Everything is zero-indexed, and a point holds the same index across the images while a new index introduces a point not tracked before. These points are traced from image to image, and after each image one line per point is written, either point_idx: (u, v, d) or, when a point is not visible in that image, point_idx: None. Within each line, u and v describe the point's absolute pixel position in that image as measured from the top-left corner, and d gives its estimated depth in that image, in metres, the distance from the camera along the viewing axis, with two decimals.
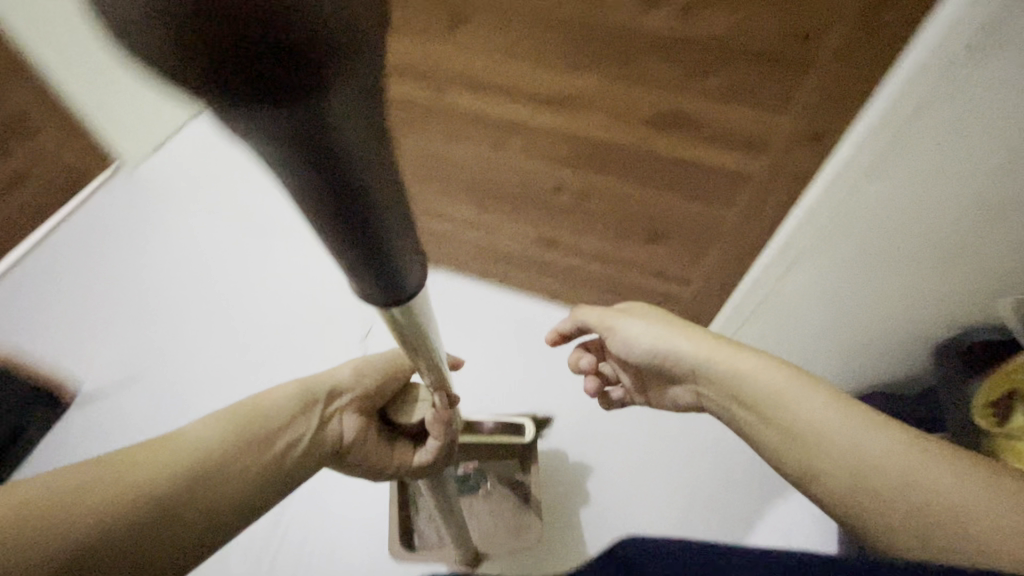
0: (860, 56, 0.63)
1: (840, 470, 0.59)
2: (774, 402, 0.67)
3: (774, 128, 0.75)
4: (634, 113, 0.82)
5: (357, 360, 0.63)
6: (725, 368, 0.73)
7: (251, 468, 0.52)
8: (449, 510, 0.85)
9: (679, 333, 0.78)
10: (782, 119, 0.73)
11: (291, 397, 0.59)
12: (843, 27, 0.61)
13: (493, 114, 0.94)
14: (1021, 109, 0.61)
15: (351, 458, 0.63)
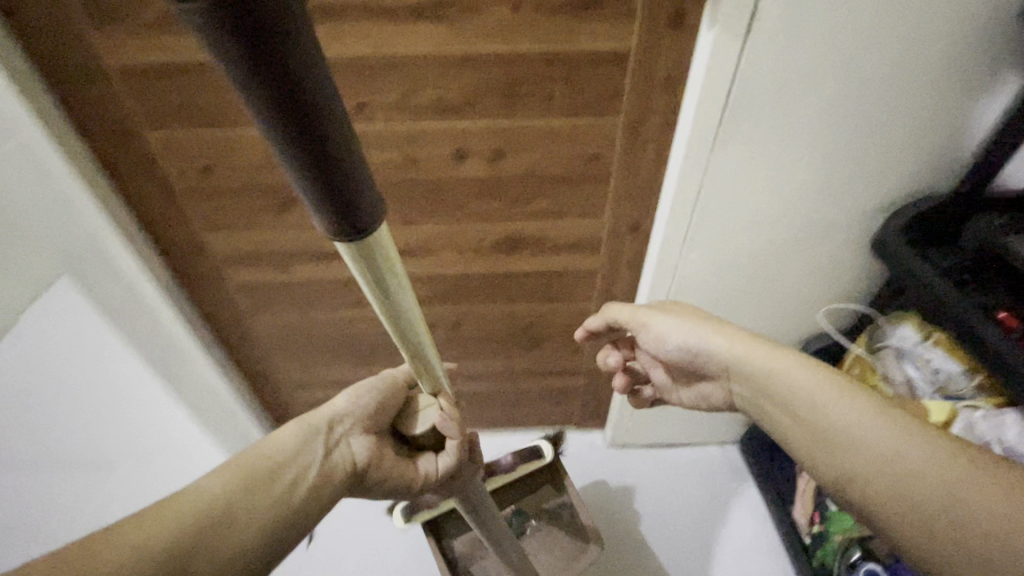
0: (639, 164, 0.77)
1: (874, 480, 0.49)
2: (807, 407, 0.57)
3: (600, 230, 0.87)
4: (481, 246, 0.89)
5: (355, 385, 0.61)
6: (758, 368, 0.62)
7: (265, 505, 0.50)
8: (493, 530, 0.82)
9: (708, 331, 0.67)
10: (599, 219, 0.85)
11: (292, 435, 0.56)
12: (618, 144, 0.75)
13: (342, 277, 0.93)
14: (767, 174, 0.74)
15: (370, 481, 0.60)
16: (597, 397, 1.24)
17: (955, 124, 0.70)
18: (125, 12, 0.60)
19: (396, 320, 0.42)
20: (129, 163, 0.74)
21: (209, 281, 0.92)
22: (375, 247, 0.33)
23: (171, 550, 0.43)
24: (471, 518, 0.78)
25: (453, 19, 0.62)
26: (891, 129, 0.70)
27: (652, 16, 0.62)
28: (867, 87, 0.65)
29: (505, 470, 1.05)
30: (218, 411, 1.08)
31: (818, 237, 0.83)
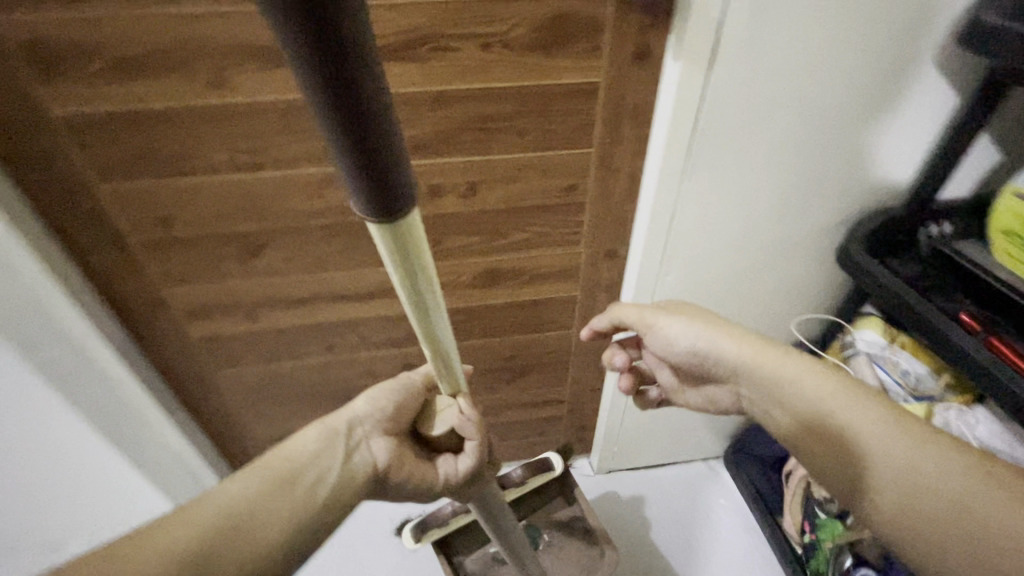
0: (612, 192, 0.78)
1: (890, 488, 0.51)
2: (825, 411, 0.59)
3: (577, 259, 0.88)
4: (458, 281, 0.87)
5: (372, 390, 0.61)
6: (772, 368, 0.64)
7: (289, 506, 0.51)
8: (510, 539, 0.79)
9: (722, 334, 0.68)
10: (574, 248, 0.86)
11: (314, 438, 0.57)
12: (590, 174, 0.76)
13: (317, 323, 0.89)
14: (734, 199, 0.77)
15: (391, 483, 0.61)
16: (583, 424, 1.23)
17: (907, 133, 0.74)
18: (75, 62, 0.57)
19: (422, 312, 0.41)
20: (78, 218, 0.69)
21: (168, 339, 0.86)
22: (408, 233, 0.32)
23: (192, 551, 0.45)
24: (487, 526, 0.75)
25: (425, 59, 0.62)
26: (844, 150, 0.74)
27: (617, 52, 0.64)
28: (823, 103, 0.68)
29: (514, 483, 1.06)
30: (182, 473, 1.00)
31: (785, 254, 0.87)
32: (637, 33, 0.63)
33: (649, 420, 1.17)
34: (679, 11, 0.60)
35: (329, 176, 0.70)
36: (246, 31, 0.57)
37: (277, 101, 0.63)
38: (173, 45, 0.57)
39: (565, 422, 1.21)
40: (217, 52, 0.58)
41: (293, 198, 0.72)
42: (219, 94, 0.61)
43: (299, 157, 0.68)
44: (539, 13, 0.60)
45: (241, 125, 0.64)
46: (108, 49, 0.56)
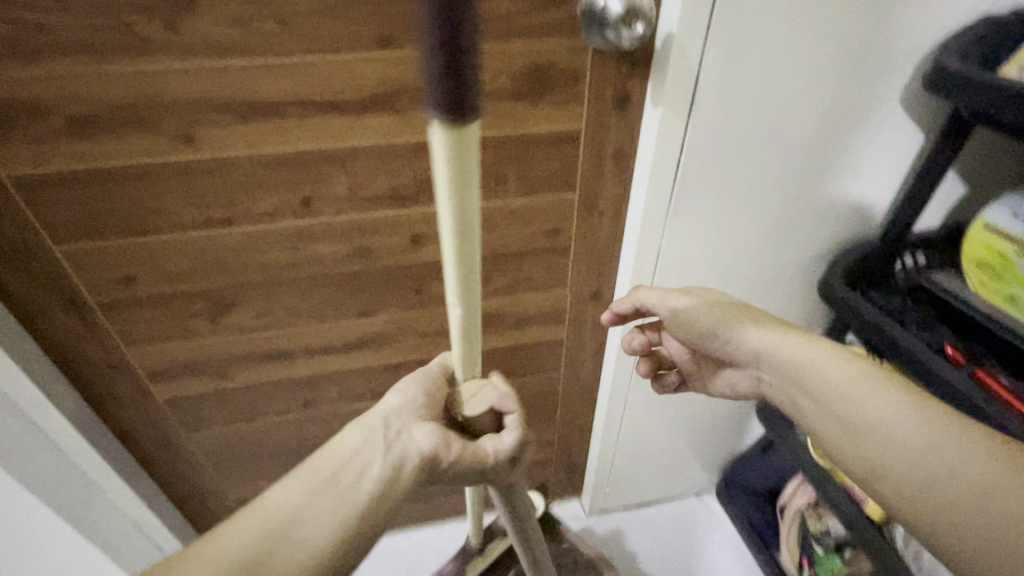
0: (597, 235, 0.78)
1: (911, 479, 0.49)
2: (844, 398, 0.55)
3: (563, 301, 0.86)
4: (443, 329, 0.84)
5: (397, 387, 0.59)
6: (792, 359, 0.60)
7: (331, 508, 0.47)
8: (528, 538, 0.76)
9: (748, 323, 0.64)
10: (561, 290, 0.84)
11: (353, 438, 0.52)
12: (574, 218, 0.75)
13: (292, 377, 0.84)
14: (716, 237, 0.77)
15: (443, 471, 0.54)
16: (572, 465, 1.19)
17: (880, 164, 0.75)
18: (29, 122, 0.53)
19: (462, 259, 0.41)
20: (30, 279, 0.64)
21: (131, 402, 0.80)
22: (470, 148, 0.32)
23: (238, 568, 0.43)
24: (507, 518, 0.73)
25: (404, 110, 0.60)
26: (820, 188, 0.75)
27: (598, 100, 0.64)
28: (801, 134, 0.69)
29: (501, 532, 1.01)
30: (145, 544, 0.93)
31: (767, 288, 0.87)
32: (616, 82, 0.63)
33: (638, 458, 1.14)
34: (656, 61, 0.61)
35: (302, 228, 0.68)
36: (216, 87, 0.55)
37: (248, 156, 0.60)
38: (137, 102, 0.54)
39: (553, 464, 1.18)
40: (183, 109, 0.56)
41: (265, 251, 0.68)
42: (186, 151, 0.58)
43: (271, 210, 0.65)
44: (518, 62, 0.60)
45: (210, 180, 0.61)
46: (65, 107, 0.53)
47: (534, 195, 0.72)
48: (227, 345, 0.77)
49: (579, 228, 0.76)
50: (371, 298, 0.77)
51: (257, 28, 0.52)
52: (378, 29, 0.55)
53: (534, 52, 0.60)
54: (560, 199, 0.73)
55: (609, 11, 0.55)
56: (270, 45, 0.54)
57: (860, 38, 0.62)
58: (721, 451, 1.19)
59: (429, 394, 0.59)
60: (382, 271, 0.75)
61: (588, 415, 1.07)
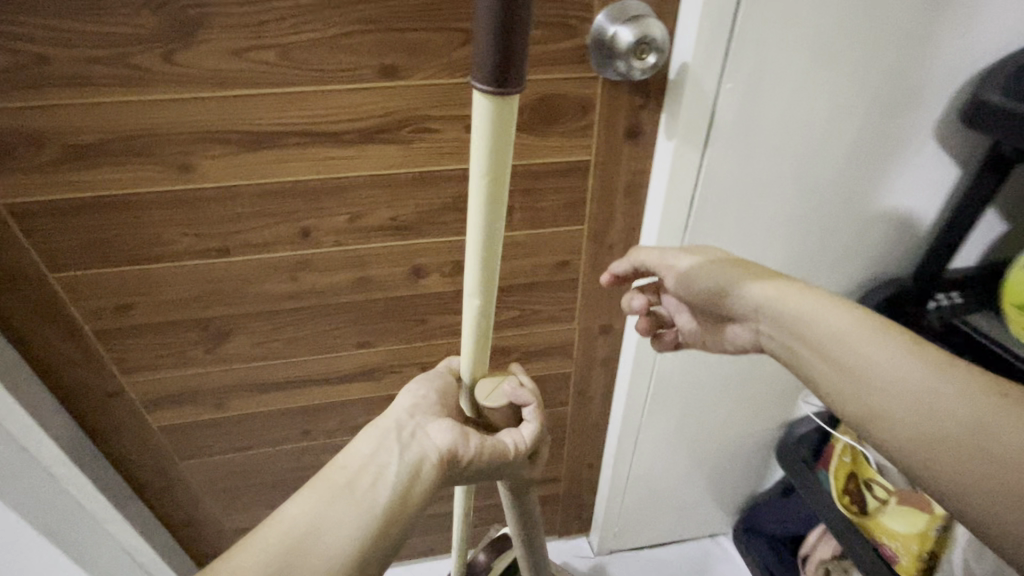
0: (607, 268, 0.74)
1: (911, 428, 0.44)
2: (840, 346, 0.49)
3: (571, 334, 0.82)
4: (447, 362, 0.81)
5: (408, 389, 0.59)
6: (787, 308, 0.54)
7: (351, 511, 0.46)
8: (535, 552, 0.74)
9: (743, 269, 0.58)
10: (570, 323, 0.81)
11: (368, 442, 0.52)
12: (584, 251, 0.72)
13: (291, 408, 0.82)
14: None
15: (464, 467, 0.55)
16: (581, 503, 1.14)
17: (910, 198, 0.70)
18: (27, 151, 0.52)
19: (489, 231, 0.44)
20: (26, 308, 0.63)
21: (127, 431, 0.78)
22: (510, 115, 0.37)
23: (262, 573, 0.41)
24: (516, 531, 0.71)
25: (406, 141, 0.58)
26: (848, 220, 0.71)
27: (609, 131, 0.61)
28: (828, 163, 0.64)
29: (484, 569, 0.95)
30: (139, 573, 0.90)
31: None
32: (628, 114, 0.60)
33: (650, 497, 1.09)
34: (670, 92, 0.58)
35: (302, 259, 0.66)
36: (215, 118, 0.54)
37: (246, 187, 0.59)
38: (135, 133, 0.53)
39: (561, 501, 1.13)
40: (181, 139, 0.54)
41: (265, 281, 0.67)
42: (184, 181, 0.57)
43: (270, 240, 0.63)
44: (525, 93, 0.58)
45: (208, 211, 0.60)
46: (61, 138, 0.52)
47: (542, 227, 0.69)
48: (226, 375, 0.75)
49: (589, 262, 0.73)
50: (372, 329, 0.75)
51: (257, 59, 0.51)
52: (379, 60, 0.53)
53: (542, 83, 0.57)
54: (569, 231, 0.70)
55: (618, 41, 0.53)
56: (270, 76, 0.52)
57: (894, 66, 0.58)
58: (738, 493, 1.13)
59: (439, 392, 0.60)
60: (383, 302, 0.72)
61: (597, 451, 1.02)
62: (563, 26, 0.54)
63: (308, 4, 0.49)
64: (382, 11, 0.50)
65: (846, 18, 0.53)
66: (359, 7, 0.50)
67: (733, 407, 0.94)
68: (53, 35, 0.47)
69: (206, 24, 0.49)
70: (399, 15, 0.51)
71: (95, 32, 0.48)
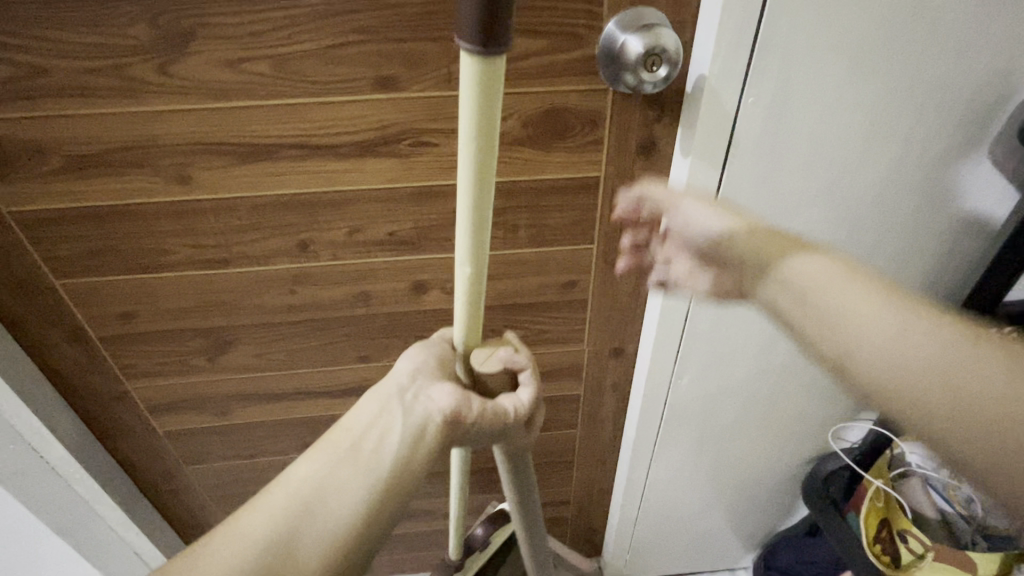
0: (618, 289, 0.70)
1: (885, 368, 0.40)
2: (805, 302, 0.45)
3: (580, 356, 0.78)
4: None
5: (409, 352, 0.53)
6: (758, 261, 0.49)
7: (355, 475, 0.44)
8: (535, 524, 0.72)
9: (727, 218, 0.52)
10: (579, 344, 0.77)
11: (370, 407, 0.48)
12: (593, 271, 0.68)
13: (293, 419, 0.81)
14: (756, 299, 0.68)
15: (467, 430, 0.50)
16: (591, 526, 1.09)
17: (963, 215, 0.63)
18: (29, 160, 0.53)
19: (479, 214, 0.41)
20: (34, 313, 0.64)
21: (133, 433, 0.79)
22: (499, 79, 0.35)
23: (271, 538, 0.42)
24: (515, 502, 0.68)
25: (405, 154, 0.56)
26: (890, 240, 0.64)
27: (620, 146, 0.57)
28: (872, 176, 0.58)
29: (480, 545, 0.91)
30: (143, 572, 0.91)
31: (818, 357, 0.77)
32: (641, 129, 0.56)
33: (663, 527, 1.03)
34: (686, 106, 0.53)
35: (300, 272, 0.64)
36: (211, 129, 0.53)
37: (244, 199, 0.58)
38: (133, 143, 0.53)
39: (570, 523, 1.08)
40: (178, 150, 0.54)
41: (264, 293, 0.66)
42: (182, 192, 0.56)
43: (268, 252, 0.62)
44: (529, 106, 0.54)
45: (207, 222, 0.59)
46: (62, 147, 0.52)
47: (549, 244, 0.65)
48: (227, 383, 0.75)
49: (599, 281, 0.69)
50: (373, 344, 0.73)
51: (252, 71, 0.50)
52: (376, 71, 0.51)
53: (547, 96, 0.54)
54: (577, 249, 0.66)
55: (627, 52, 0.49)
56: (264, 87, 0.51)
57: (944, 71, 0.52)
58: (759, 526, 1.06)
59: (440, 355, 0.53)
60: (384, 317, 0.70)
61: (608, 475, 0.98)
62: (571, 36, 0.50)
63: (303, 14, 0.47)
64: (378, 20, 0.48)
65: (893, 18, 0.48)
66: (355, 17, 0.48)
67: (755, 437, 0.88)
68: (51, 46, 0.47)
69: (200, 35, 0.48)
70: (396, 25, 0.49)
71: (91, 43, 0.47)
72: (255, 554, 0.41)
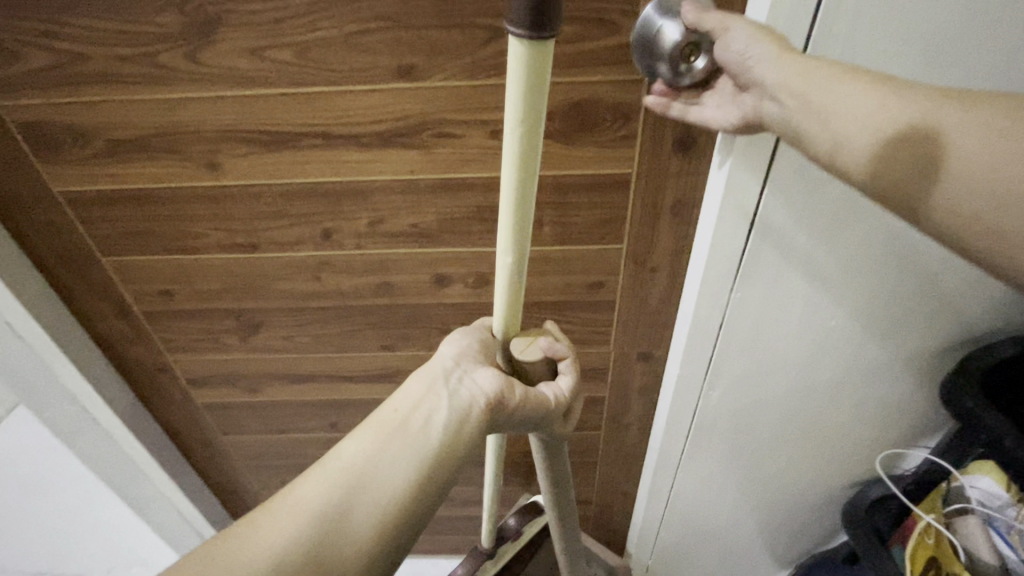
0: (648, 291, 0.66)
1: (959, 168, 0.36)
2: (964, 167, 0.36)
3: (605, 357, 0.75)
4: None
5: (452, 337, 0.52)
6: (901, 140, 0.38)
7: (407, 454, 0.42)
8: (567, 519, 0.71)
9: (842, 80, 0.39)
10: (605, 345, 0.74)
11: (415, 387, 0.46)
12: (622, 271, 0.65)
13: (320, 400, 0.83)
14: (798, 314, 0.62)
15: (510, 415, 0.49)
16: (614, 526, 1.07)
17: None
18: (74, 143, 0.55)
19: (520, 220, 0.41)
20: (83, 285, 0.68)
21: (174, 402, 0.84)
22: (544, 74, 0.33)
23: (323, 516, 0.39)
24: (549, 494, 0.67)
25: (426, 146, 0.54)
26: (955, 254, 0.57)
27: (653, 141, 0.53)
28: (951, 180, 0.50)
29: (513, 536, 0.91)
30: (185, 527, 0.98)
31: (871, 374, 0.70)
32: (676, 124, 0.51)
33: (690, 537, 0.99)
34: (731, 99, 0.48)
35: (325, 260, 0.65)
36: (236, 116, 0.53)
37: (269, 185, 0.58)
38: (166, 128, 0.54)
39: (593, 521, 1.07)
40: (208, 137, 0.54)
41: (289, 279, 0.67)
42: (213, 177, 0.57)
43: (294, 239, 0.63)
44: (557, 97, 0.51)
45: (235, 207, 0.60)
46: (103, 131, 0.54)
47: (575, 241, 0.62)
48: (259, 361, 0.77)
49: (626, 283, 0.66)
50: (396, 333, 0.73)
51: (275, 58, 0.49)
52: (397, 59, 0.49)
53: (575, 86, 0.50)
54: (605, 247, 0.63)
55: (663, 39, 0.44)
56: (287, 75, 0.50)
57: None
58: (793, 545, 1.00)
59: (483, 340, 0.52)
60: (407, 307, 0.70)
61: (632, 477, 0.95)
62: (601, 22, 0.47)
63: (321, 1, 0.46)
64: (398, 6, 0.46)
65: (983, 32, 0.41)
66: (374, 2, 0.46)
67: (792, 454, 0.82)
68: (88, 32, 0.48)
69: (224, 22, 0.47)
70: (416, 11, 0.46)
71: (124, 29, 0.48)
72: (308, 530, 0.38)
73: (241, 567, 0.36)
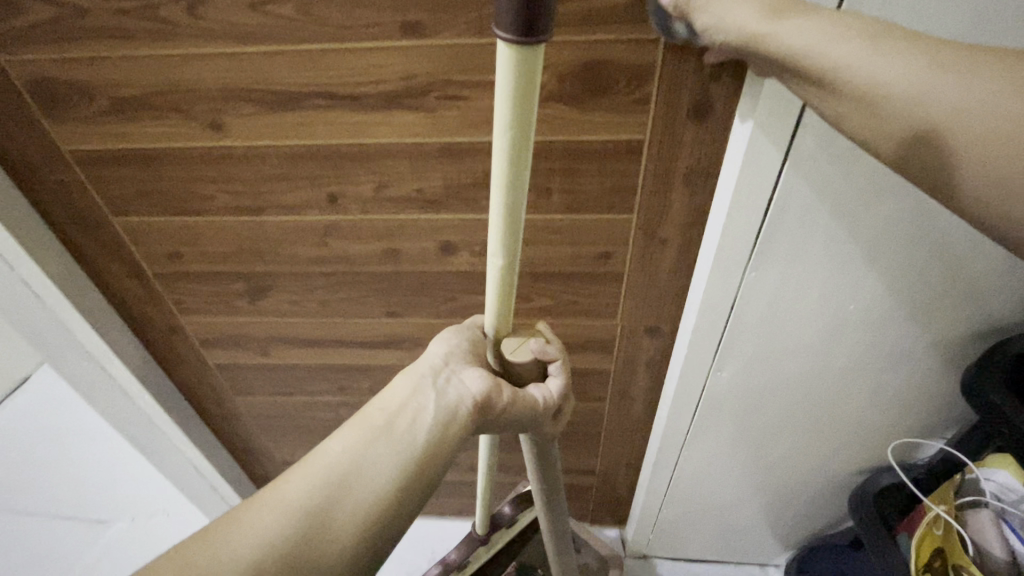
0: (659, 265, 0.64)
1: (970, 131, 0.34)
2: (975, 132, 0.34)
3: (614, 331, 0.74)
4: None
5: (441, 337, 0.52)
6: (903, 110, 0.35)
7: (391, 455, 0.42)
8: (557, 506, 0.71)
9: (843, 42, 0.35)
10: (613, 319, 0.72)
11: (402, 387, 0.46)
12: (633, 244, 0.63)
13: (328, 364, 0.84)
14: (809, 299, 0.60)
15: (497, 418, 0.49)
16: (618, 499, 1.08)
17: None
18: (79, 102, 0.55)
19: (511, 222, 0.40)
20: (96, 245, 0.69)
21: (188, 362, 0.86)
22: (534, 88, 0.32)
23: (303, 515, 0.38)
24: (539, 490, 0.68)
25: (432, 108, 0.53)
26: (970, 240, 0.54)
27: (668, 107, 0.50)
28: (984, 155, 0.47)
29: (507, 523, 0.92)
30: (202, 481, 1.02)
31: (883, 363, 0.68)
32: (694, 89, 0.49)
33: (690, 516, 1.00)
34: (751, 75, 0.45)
35: (331, 225, 0.64)
36: (238, 76, 0.52)
37: (274, 147, 0.57)
38: (170, 88, 0.53)
39: (597, 494, 1.08)
40: (211, 97, 0.53)
41: (296, 243, 0.67)
42: (218, 138, 0.57)
43: (300, 203, 0.62)
44: (568, 57, 0.49)
45: (239, 169, 0.59)
46: (107, 89, 0.54)
47: (584, 211, 0.60)
48: (268, 324, 0.78)
49: (636, 256, 0.64)
50: (402, 299, 0.73)
51: (275, 13, 0.48)
52: (402, 15, 0.47)
53: (588, 45, 0.48)
54: (615, 218, 0.61)
55: None
56: (288, 31, 0.49)
57: None
58: (797, 527, 1.00)
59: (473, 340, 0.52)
60: (413, 273, 0.69)
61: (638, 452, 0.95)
62: None
63: None
64: None
65: None
66: None
67: (800, 437, 0.81)
68: None
69: None
70: None
71: None
72: (288, 528, 0.38)
73: (219, 566, 0.35)
